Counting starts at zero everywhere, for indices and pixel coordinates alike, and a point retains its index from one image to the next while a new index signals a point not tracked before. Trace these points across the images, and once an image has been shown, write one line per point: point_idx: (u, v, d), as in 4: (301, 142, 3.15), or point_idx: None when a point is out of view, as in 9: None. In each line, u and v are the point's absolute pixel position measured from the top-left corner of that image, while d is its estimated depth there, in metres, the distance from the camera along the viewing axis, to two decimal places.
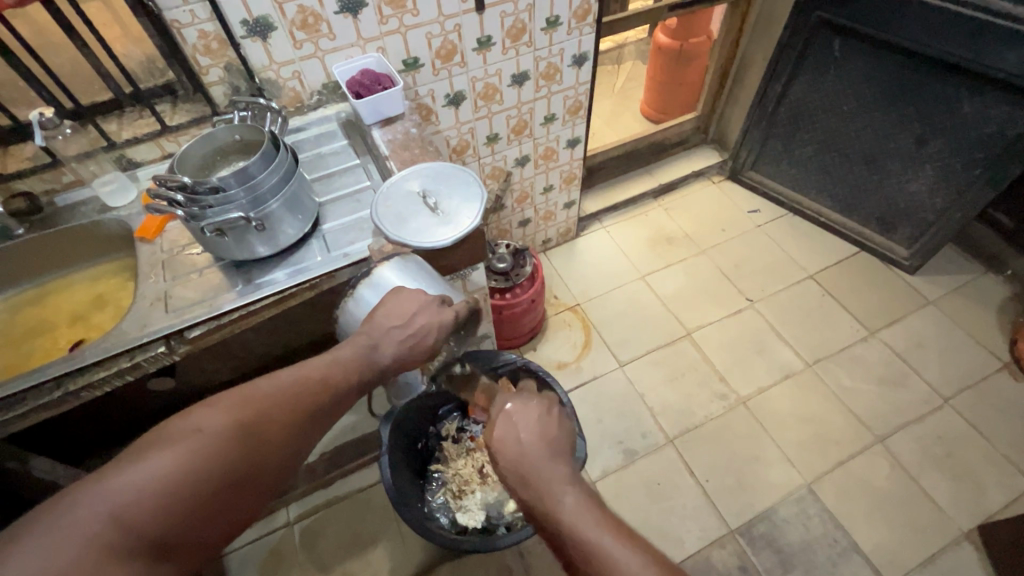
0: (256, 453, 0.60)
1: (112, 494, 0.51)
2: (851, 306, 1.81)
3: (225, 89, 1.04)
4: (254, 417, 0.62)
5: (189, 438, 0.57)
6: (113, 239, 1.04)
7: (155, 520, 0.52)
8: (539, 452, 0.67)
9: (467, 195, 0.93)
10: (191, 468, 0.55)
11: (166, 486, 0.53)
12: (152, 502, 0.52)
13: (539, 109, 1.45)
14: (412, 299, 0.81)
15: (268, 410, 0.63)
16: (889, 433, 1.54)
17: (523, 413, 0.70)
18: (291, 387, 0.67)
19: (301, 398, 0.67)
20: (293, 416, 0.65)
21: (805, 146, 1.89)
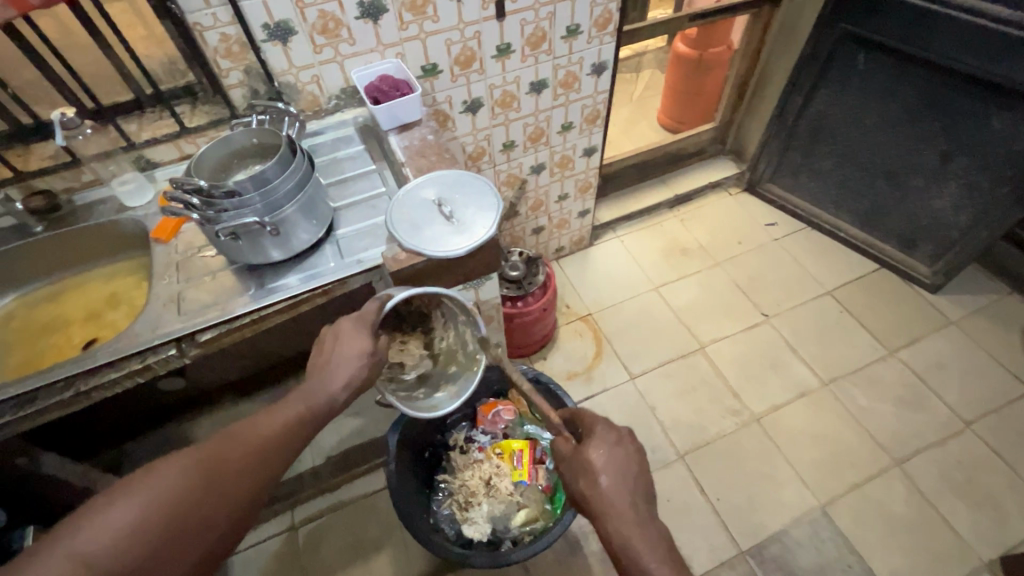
0: (220, 490, 0.64)
1: (79, 539, 0.55)
2: (869, 324, 1.77)
3: (244, 92, 1.04)
4: (217, 459, 0.66)
5: (157, 481, 0.61)
6: (129, 239, 1.04)
7: (118, 562, 0.56)
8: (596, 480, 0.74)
9: (483, 205, 0.92)
10: (148, 517, 0.59)
11: (128, 530, 0.57)
12: (115, 544, 0.56)
13: (557, 117, 1.44)
14: (354, 340, 0.76)
15: (238, 455, 0.67)
16: (908, 456, 1.50)
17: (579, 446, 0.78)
18: (259, 434, 0.70)
19: (269, 443, 0.70)
20: (257, 453, 0.69)
21: (825, 160, 1.86)
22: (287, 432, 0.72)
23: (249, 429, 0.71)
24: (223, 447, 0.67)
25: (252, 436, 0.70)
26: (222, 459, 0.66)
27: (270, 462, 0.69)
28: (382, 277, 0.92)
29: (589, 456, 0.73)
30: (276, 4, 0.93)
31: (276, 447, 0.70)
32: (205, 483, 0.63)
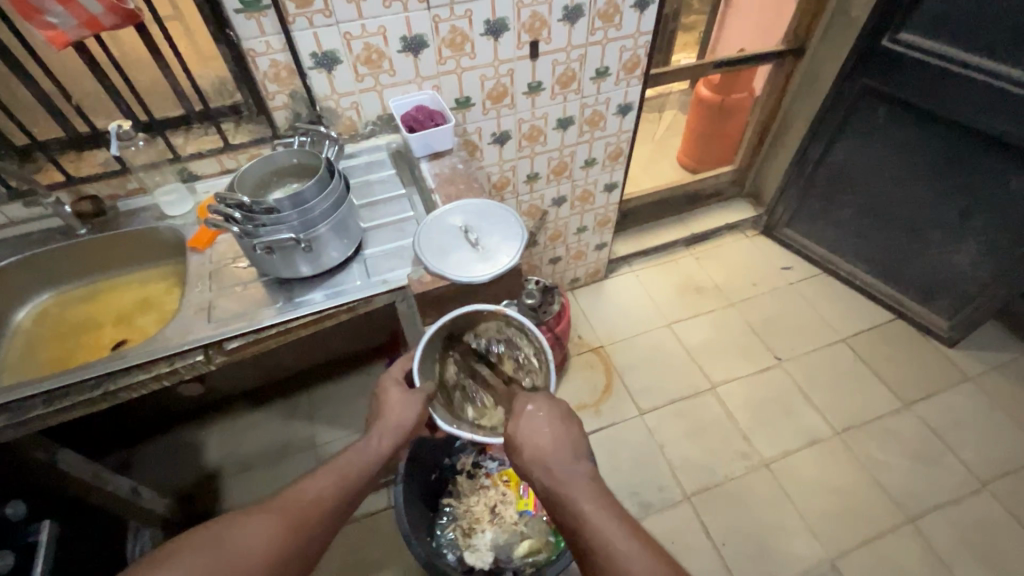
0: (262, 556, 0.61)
1: None
2: (883, 374, 1.75)
3: (287, 115, 1.10)
4: (260, 522, 0.64)
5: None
6: (165, 246, 1.08)
7: None
8: (558, 452, 0.72)
9: (508, 234, 0.95)
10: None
11: None
12: None
13: (581, 152, 1.48)
14: (392, 392, 0.83)
15: (246, 552, 0.61)
16: (921, 513, 1.46)
17: (545, 414, 0.76)
18: (272, 514, 0.65)
19: (282, 529, 0.64)
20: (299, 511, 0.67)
21: (844, 210, 1.88)
22: (309, 506, 0.68)
23: (258, 511, 0.65)
24: (232, 540, 0.61)
25: (267, 517, 0.65)
26: (231, 556, 0.60)
27: (284, 546, 0.64)
28: (405, 297, 0.95)
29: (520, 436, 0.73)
30: (326, 35, 0.98)
31: (295, 528, 0.65)
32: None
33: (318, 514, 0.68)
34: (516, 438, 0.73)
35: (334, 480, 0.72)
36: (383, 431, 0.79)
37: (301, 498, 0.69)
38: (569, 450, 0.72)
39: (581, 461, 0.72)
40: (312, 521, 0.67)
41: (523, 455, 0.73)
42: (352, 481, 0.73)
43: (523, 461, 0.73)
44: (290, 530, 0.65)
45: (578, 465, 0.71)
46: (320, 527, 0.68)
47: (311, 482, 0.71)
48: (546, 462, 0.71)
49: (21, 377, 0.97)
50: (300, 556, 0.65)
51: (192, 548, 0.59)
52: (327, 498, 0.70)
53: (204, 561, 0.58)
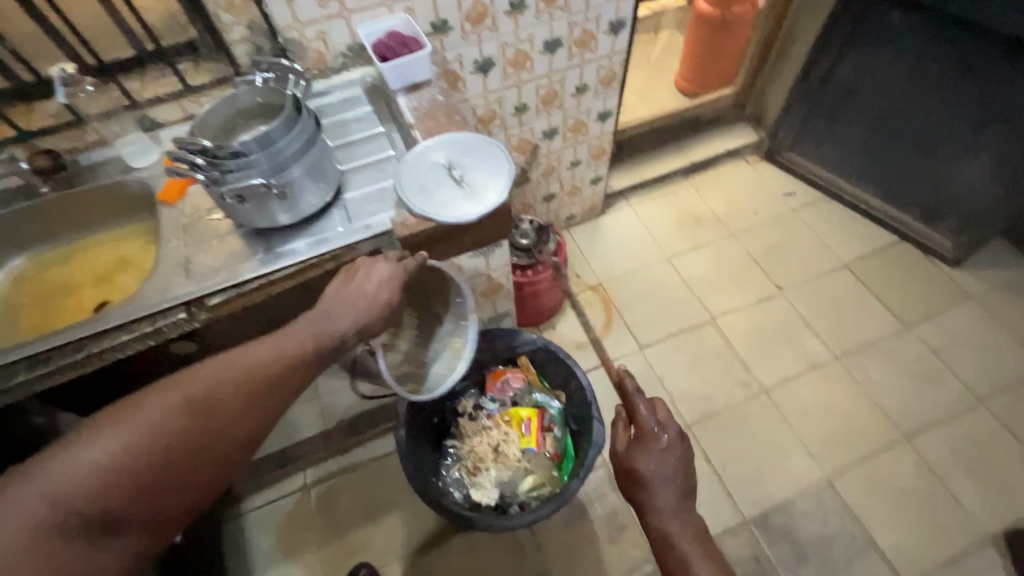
0: (211, 422, 0.68)
1: (82, 453, 0.61)
2: (885, 297, 1.73)
3: (247, 49, 1.01)
4: (215, 392, 0.69)
5: (91, 448, 0.61)
6: (136, 201, 1.03)
7: (114, 475, 0.61)
8: (665, 481, 0.81)
9: (495, 169, 0.89)
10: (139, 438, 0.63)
11: (122, 448, 0.62)
12: (109, 463, 0.61)
13: (571, 79, 1.39)
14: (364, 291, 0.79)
15: (176, 422, 0.66)
16: (917, 430, 1.49)
17: (664, 448, 0.83)
18: (229, 375, 0.70)
19: (214, 407, 0.68)
20: (253, 384, 0.71)
21: (850, 129, 1.79)
22: (265, 374, 0.72)
23: (196, 385, 0.69)
24: (187, 399, 0.67)
25: (221, 379, 0.70)
26: (161, 422, 0.65)
27: (238, 410, 0.69)
28: (391, 242, 0.91)
29: (637, 450, 0.84)
30: None
31: (250, 394, 0.70)
32: (146, 455, 0.63)
33: (254, 393, 0.71)
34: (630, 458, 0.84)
35: (272, 361, 0.73)
36: (359, 312, 0.78)
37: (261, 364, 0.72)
38: (676, 480, 0.81)
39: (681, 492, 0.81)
40: (245, 398, 0.70)
41: (626, 472, 0.84)
42: (295, 365, 0.73)
43: (623, 473, 0.85)
44: (243, 394, 0.70)
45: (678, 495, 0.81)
46: (256, 405, 0.71)
47: (248, 361, 0.72)
48: (649, 490, 0.81)
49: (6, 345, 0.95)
50: (250, 420, 0.70)
51: (132, 409, 0.65)
52: (260, 378, 0.71)
53: (143, 424, 0.64)
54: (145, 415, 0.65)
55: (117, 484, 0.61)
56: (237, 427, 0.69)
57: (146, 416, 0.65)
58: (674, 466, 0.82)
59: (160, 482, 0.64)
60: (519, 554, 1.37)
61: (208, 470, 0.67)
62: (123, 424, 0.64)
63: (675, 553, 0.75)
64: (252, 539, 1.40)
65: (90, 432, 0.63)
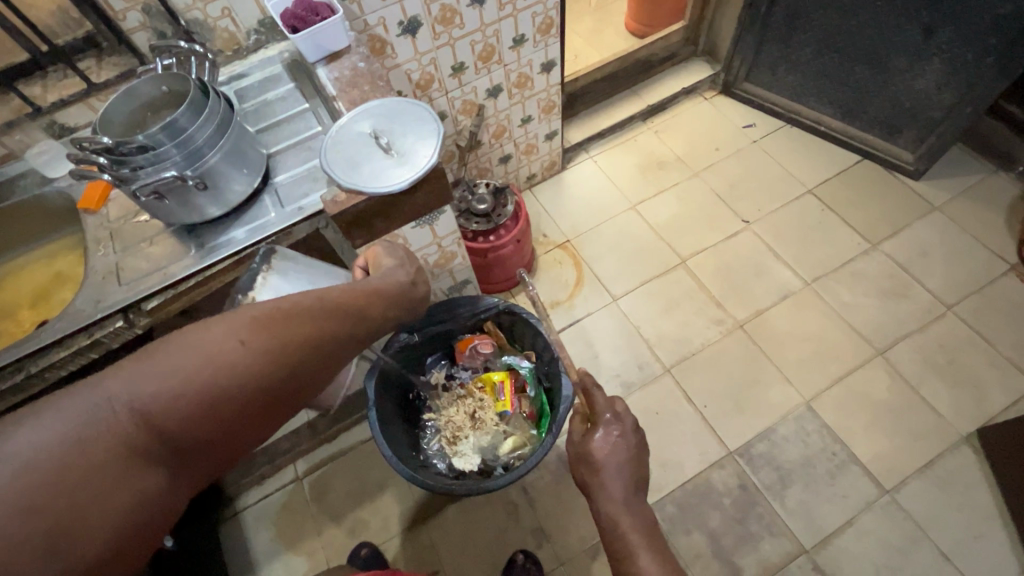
0: (302, 366, 0.62)
1: (167, 379, 0.52)
2: (851, 218, 1.73)
3: (149, 36, 0.95)
4: (311, 333, 0.62)
5: (183, 373, 0.53)
6: (60, 214, 0.98)
7: (200, 410, 0.54)
8: (616, 473, 0.81)
9: (423, 132, 0.86)
10: (232, 372, 0.56)
11: (212, 381, 0.54)
12: (198, 399, 0.54)
13: (506, 30, 1.33)
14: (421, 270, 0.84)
15: (277, 366, 0.59)
16: (890, 345, 1.51)
17: (616, 443, 0.84)
18: (324, 315, 0.64)
19: (307, 355, 0.62)
20: (346, 329, 0.66)
21: (803, 50, 1.74)
22: (358, 320, 0.68)
23: (299, 328, 0.61)
24: (285, 335, 0.60)
25: (319, 320, 0.63)
26: (260, 365, 0.57)
27: (329, 353, 0.65)
28: (327, 222, 0.88)
29: (589, 443, 0.85)
30: None
31: (342, 338, 0.66)
32: (238, 397, 0.56)
33: (341, 347, 0.66)
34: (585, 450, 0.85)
35: (364, 318, 0.69)
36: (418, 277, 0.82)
37: (355, 305, 0.68)
38: (627, 470, 0.82)
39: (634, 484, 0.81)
40: (333, 352, 0.65)
41: (580, 465, 0.86)
42: (374, 320, 0.71)
43: (577, 465, 0.86)
44: (336, 342, 0.65)
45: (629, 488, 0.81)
46: (336, 359, 0.66)
47: (343, 312, 0.66)
48: (599, 483, 0.82)
49: None
50: (335, 366, 0.67)
51: (235, 338, 0.57)
52: (349, 333, 0.67)
53: (238, 365, 0.56)
54: (242, 350, 0.57)
55: (205, 422, 0.55)
56: (323, 373, 0.65)
57: (244, 349, 0.57)
58: (627, 455, 0.83)
59: (236, 425, 0.58)
60: (513, 514, 1.39)
61: (280, 417, 0.63)
62: (220, 360, 0.55)
63: (622, 544, 0.75)
64: (251, 535, 1.41)
65: (185, 356, 0.54)
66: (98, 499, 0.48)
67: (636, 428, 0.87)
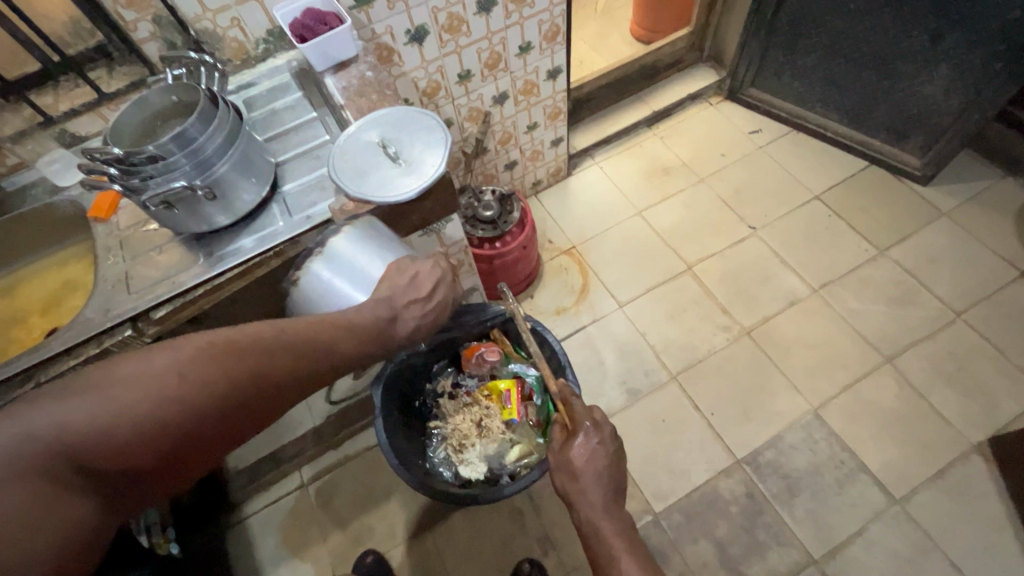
0: (240, 402, 0.65)
1: (102, 407, 0.58)
2: (858, 224, 1.72)
3: (159, 46, 0.95)
4: (250, 370, 0.65)
5: (118, 407, 0.59)
6: (69, 222, 0.98)
7: (133, 438, 0.59)
8: (594, 482, 0.81)
9: (431, 140, 0.86)
10: (166, 404, 0.60)
11: (143, 412, 0.59)
12: (131, 427, 0.59)
13: (512, 38, 1.33)
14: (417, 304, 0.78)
15: (210, 401, 0.63)
16: (898, 352, 1.50)
17: (592, 451, 0.84)
18: (269, 353, 0.66)
19: (245, 391, 0.65)
20: (293, 368, 0.68)
21: (808, 56, 1.75)
22: (314, 358, 0.69)
23: (241, 367, 0.64)
24: (221, 370, 0.63)
25: (263, 358, 0.66)
26: (194, 399, 0.62)
27: (273, 390, 0.67)
28: None
29: (567, 452, 0.85)
30: None
31: (289, 376, 0.68)
32: (170, 426, 0.61)
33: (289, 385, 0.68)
34: (566, 458, 0.85)
35: (322, 358, 0.69)
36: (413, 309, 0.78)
37: (313, 342, 0.69)
38: (606, 477, 0.82)
39: (613, 490, 0.81)
40: (277, 390, 0.67)
41: (559, 473, 0.86)
42: (336, 358, 0.71)
43: (557, 473, 0.86)
44: (281, 379, 0.67)
45: (608, 495, 0.80)
46: (284, 395, 0.69)
47: (293, 351, 0.67)
48: (579, 492, 0.81)
49: None
50: (282, 400, 0.69)
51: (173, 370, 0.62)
52: (297, 371, 0.68)
53: (174, 400, 0.61)
54: (178, 383, 0.61)
55: (135, 449, 0.60)
56: (266, 406, 0.68)
57: (178, 382, 0.61)
58: (606, 461, 0.83)
59: (174, 454, 0.63)
60: (519, 522, 1.38)
61: (220, 446, 0.67)
62: (157, 394, 0.60)
63: (602, 552, 0.75)
64: (257, 541, 1.41)
65: (124, 385, 0.59)
66: (28, 525, 0.54)
67: (613, 434, 0.86)
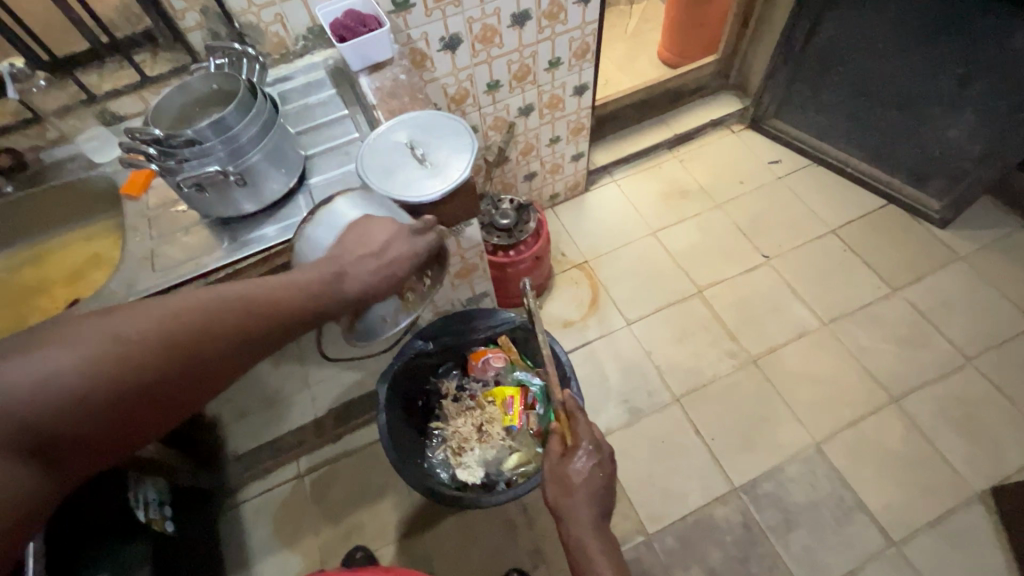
0: (191, 361, 0.59)
1: (25, 372, 0.51)
2: (872, 262, 1.72)
3: (204, 36, 0.99)
4: (200, 329, 0.60)
5: (46, 373, 0.52)
6: (105, 197, 1.02)
7: (66, 406, 0.52)
8: (585, 500, 0.82)
9: (458, 145, 0.88)
10: (102, 367, 0.54)
11: (77, 378, 0.53)
12: (64, 394, 0.52)
13: (543, 53, 1.36)
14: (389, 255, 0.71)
15: (157, 362, 0.57)
16: (905, 393, 1.49)
17: (588, 468, 0.84)
18: (221, 311, 0.61)
19: (191, 350, 0.59)
20: (251, 326, 0.63)
21: (834, 92, 1.76)
22: (270, 315, 0.64)
23: (187, 324, 0.59)
24: (167, 328, 0.58)
25: (213, 315, 0.60)
26: (135, 361, 0.56)
27: (227, 349, 0.61)
28: None
29: (563, 467, 0.85)
30: None
31: (245, 333, 0.62)
32: (105, 391, 0.54)
33: (244, 349, 0.63)
34: (561, 471, 0.85)
35: (278, 315, 0.64)
36: (359, 263, 0.70)
37: (269, 301, 0.64)
38: (598, 497, 0.83)
39: (603, 511, 0.83)
40: (232, 348, 0.62)
41: (549, 484, 0.85)
42: (295, 317, 0.65)
43: (548, 483, 0.86)
44: (236, 337, 0.62)
45: (598, 515, 0.82)
46: (239, 356, 0.63)
47: (249, 310, 0.62)
48: (567, 507, 0.82)
49: None
50: (238, 361, 0.63)
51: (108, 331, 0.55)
52: (255, 330, 0.63)
53: (109, 372, 0.54)
54: (117, 346, 0.55)
55: (67, 417, 0.53)
56: (221, 368, 0.62)
57: (118, 345, 0.55)
58: (601, 482, 0.84)
59: (113, 425, 0.56)
60: (511, 531, 1.38)
61: (170, 412, 0.61)
62: (95, 357, 0.54)
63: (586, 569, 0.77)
64: (250, 528, 1.42)
65: (51, 351, 0.53)
66: None
67: (610, 455, 0.87)
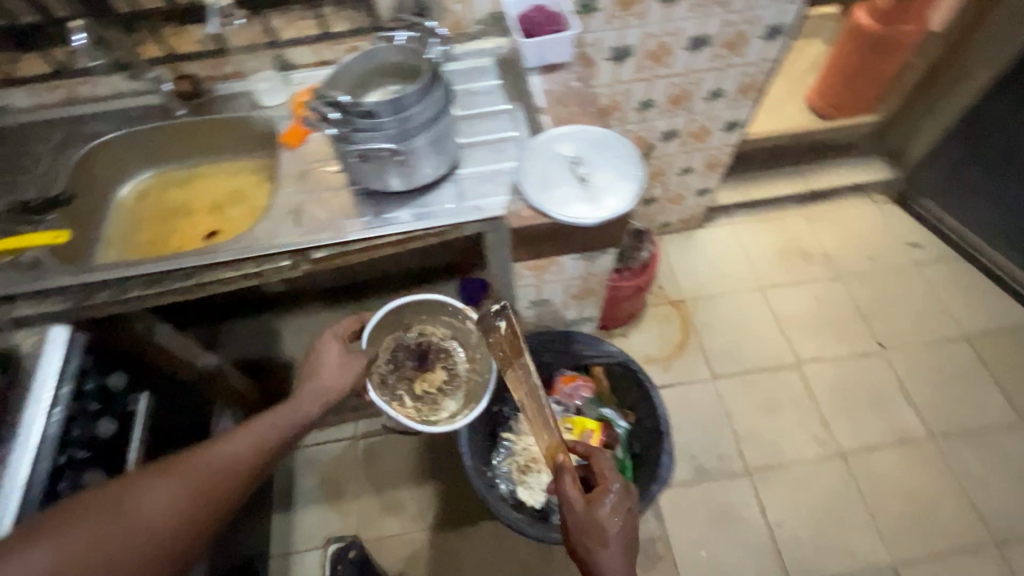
0: (163, 521, 0.63)
1: None
2: (1004, 382, 1.54)
3: (391, 3, 0.98)
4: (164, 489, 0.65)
5: None
6: (260, 139, 1.04)
7: None
8: (618, 543, 0.71)
9: (622, 171, 0.83)
10: (68, 561, 0.57)
11: None
12: None
13: (708, 81, 1.28)
14: (341, 376, 0.85)
15: (127, 532, 0.61)
16: (1011, 539, 1.33)
17: (620, 507, 0.74)
18: (181, 476, 0.67)
19: (159, 512, 0.63)
20: (215, 476, 0.69)
21: (1007, 186, 1.62)
22: (229, 466, 0.70)
23: (147, 496, 0.63)
24: (130, 503, 0.62)
25: (173, 479, 0.66)
26: (100, 542, 0.59)
27: (195, 502, 0.66)
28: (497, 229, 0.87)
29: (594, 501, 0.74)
30: None
31: (209, 486, 0.68)
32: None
33: (216, 491, 0.68)
34: (589, 505, 0.74)
35: (234, 466, 0.71)
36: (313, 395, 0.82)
37: (222, 455, 0.71)
38: (630, 541, 0.72)
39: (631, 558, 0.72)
40: (201, 499, 0.67)
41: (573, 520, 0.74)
42: (256, 460, 0.73)
43: (570, 520, 0.75)
44: (199, 489, 0.67)
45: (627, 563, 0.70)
46: (212, 505, 0.68)
47: (211, 464, 0.69)
48: (595, 550, 0.70)
49: (121, 254, 0.97)
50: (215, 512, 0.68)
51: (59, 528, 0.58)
52: (223, 483, 0.69)
53: (81, 547, 0.58)
54: (73, 536, 0.58)
55: None
56: (199, 524, 0.66)
57: (74, 537, 0.58)
58: (633, 526, 0.73)
59: None
60: (546, 556, 1.35)
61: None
62: (66, 550, 0.57)
63: None
64: (300, 475, 1.46)
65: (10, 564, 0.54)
66: None
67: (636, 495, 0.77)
